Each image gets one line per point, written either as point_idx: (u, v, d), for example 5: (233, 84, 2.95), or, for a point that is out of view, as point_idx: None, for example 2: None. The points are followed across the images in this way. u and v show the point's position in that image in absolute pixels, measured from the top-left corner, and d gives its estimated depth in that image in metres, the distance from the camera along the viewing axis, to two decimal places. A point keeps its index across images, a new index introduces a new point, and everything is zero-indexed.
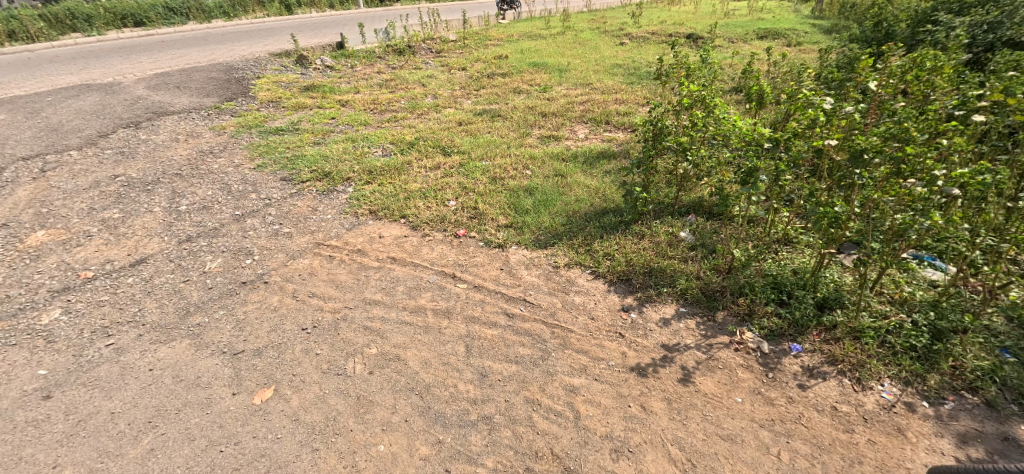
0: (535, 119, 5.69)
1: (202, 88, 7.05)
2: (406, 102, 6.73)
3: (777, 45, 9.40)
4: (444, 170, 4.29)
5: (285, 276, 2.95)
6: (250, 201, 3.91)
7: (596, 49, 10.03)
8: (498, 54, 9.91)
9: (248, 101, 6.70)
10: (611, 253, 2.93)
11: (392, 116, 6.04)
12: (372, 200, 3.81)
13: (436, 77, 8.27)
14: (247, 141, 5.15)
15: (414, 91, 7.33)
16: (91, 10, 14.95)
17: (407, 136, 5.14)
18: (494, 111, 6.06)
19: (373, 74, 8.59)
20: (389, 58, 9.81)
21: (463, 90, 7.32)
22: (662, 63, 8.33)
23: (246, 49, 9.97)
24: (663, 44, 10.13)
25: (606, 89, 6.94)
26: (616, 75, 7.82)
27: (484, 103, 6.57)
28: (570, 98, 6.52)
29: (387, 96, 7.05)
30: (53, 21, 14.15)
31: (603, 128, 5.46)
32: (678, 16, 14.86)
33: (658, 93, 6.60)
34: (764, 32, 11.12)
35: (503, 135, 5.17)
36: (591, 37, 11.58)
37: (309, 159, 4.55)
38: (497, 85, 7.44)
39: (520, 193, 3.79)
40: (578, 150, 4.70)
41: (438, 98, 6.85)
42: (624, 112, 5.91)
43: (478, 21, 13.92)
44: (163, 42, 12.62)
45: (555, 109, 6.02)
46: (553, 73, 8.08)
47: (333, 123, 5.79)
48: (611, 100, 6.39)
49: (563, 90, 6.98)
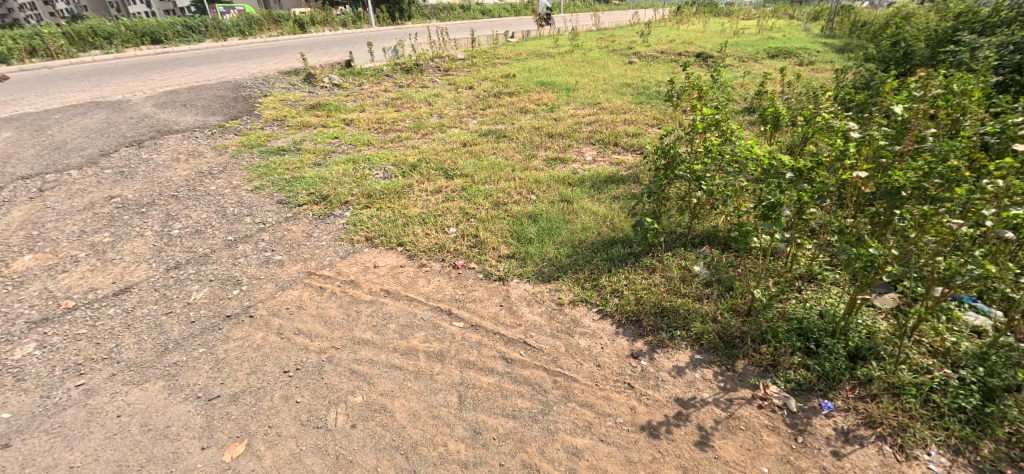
0: (541, 140, 5.55)
1: (208, 106, 7.03)
2: (411, 121, 6.64)
3: (789, 65, 9.24)
4: (445, 194, 4.13)
5: (272, 309, 2.79)
6: (244, 225, 3.77)
7: (605, 68, 9.96)
8: (506, 72, 9.87)
9: (253, 120, 6.64)
10: (620, 290, 2.73)
11: (396, 136, 5.94)
12: (369, 226, 3.65)
13: (443, 96, 8.21)
14: (247, 160, 5.04)
15: (420, 110, 7.25)
16: (112, 29, 15.28)
17: (409, 157, 5.02)
18: (500, 131, 5.93)
19: (379, 92, 8.56)
20: (396, 77, 9.81)
21: (470, 109, 7.23)
22: (672, 83, 8.21)
23: (256, 67, 10.02)
24: (673, 63, 10.03)
25: (615, 109, 6.81)
26: (625, 94, 7.69)
27: (490, 122, 6.46)
28: (577, 118, 6.39)
29: (392, 115, 6.97)
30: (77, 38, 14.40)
31: (611, 149, 5.29)
32: (687, 35, 14.83)
33: (668, 114, 6.45)
34: (775, 50, 10.99)
35: (508, 157, 5.02)
36: (600, 56, 11.54)
37: (307, 181, 4.42)
38: (504, 104, 7.35)
39: (523, 219, 3.61)
40: (585, 174, 4.52)
41: (444, 118, 6.75)
42: (633, 134, 5.75)
43: (486, 40, 13.98)
44: (177, 60, 12.78)
45: (562, 129, 5.88)
46: (561, 93, 7.98)
47: (336, 143, 5.69)
48: (619, 121, 6.24)
49: (570, 110, 6.85)
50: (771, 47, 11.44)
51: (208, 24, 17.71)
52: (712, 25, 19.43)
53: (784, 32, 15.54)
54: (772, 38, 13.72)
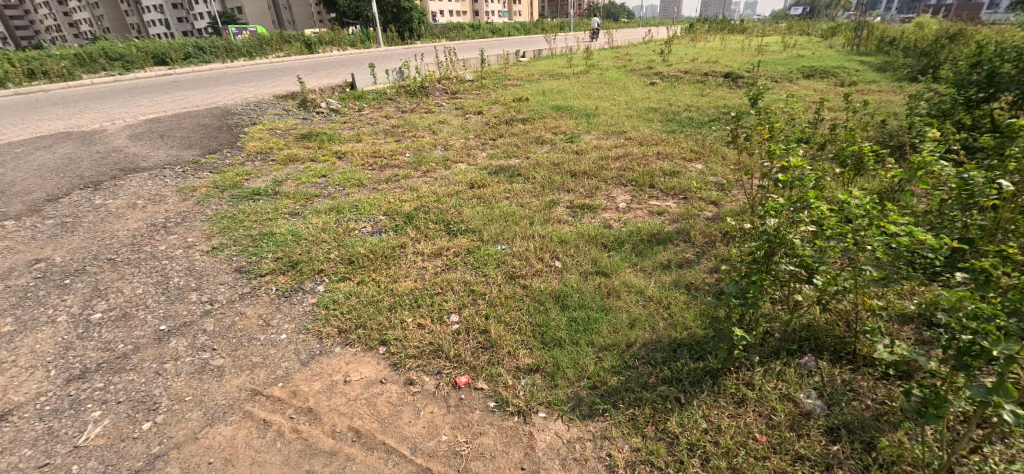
0: (562, 180, 4.69)
1: (187, 136, 6.27)
2: (412, 154, 5.82)
3: (830, 87, 8.42)
4: (446, 259, 3.26)
5: (189, 465, 1.92)
6: (186, 307, 2.92)
7: (626, 90, 9.14)
8: (517, 95, 9.13)
9: (234, 152, 5.82)
10: (701, 444, 1.83)
11: (394, 173, 5.12)
12: (347, 310, 2.78)
13: (449, 122, 7.44)
14: (213, 208, 4.21)
15: (423, 140, 6.46)
16: (124, 50, 14.93)
17: (406, 203, 4.18)
18: (514, 168, 5.08)
19: (379, 118, 7.82)
20: (400, 101, 9.10)
21: (479, 139, 6.41)
22: (703, 109, 7.37)
23: (252, 90, 9.33)
24: (699, 84, 9.20)
25: (644, 139, 5.96)
26: (653, 121, 6.83)
27: (504, 156, 5.62)
28: (603, 151, 5.53)
29: (391, 146, 6.18)
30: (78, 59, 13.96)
31: (647, 192, 4.41)
32: (708, 53, 14.07)
33: (707, 147, 5.57)
34: (809, 69, 10.13)
35: (525, 203, 4.15)
36: (618, 76, 10.75)
37: (277, 238, 3.57)
38: (517, 133, 6.52)
39: (548, 303, 2.72)
40: (621, 229, 3.63)
41: (449, 150, 5.94)
42: (670, 172, 4.87)
43: (496, 59, 13.30)
44: (175, 83, 12.19)
45: (586, 166, 5.01)
46: (581, 119, 7.16)
47: (322, 183, 4.88)
48: (651, 155, 5.38)
49: (593, 141, 6.00)
50: (803, 66, 10.59)
51: (215, 45, 17.30)
52: (731, 43, 18.67)
53: (810, 50, 14.72)
54: (802, 55, 12.89)
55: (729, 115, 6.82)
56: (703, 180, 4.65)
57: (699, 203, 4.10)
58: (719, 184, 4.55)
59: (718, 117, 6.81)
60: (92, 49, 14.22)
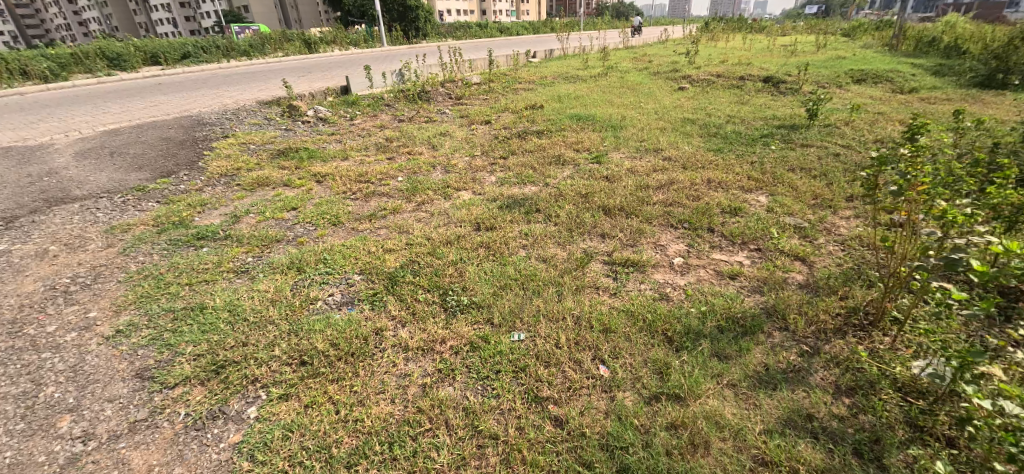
0: (595, 220, 3.66)
1: (142, 152, 5.30)
2: (407, 177, 4.81)
3: (889, 96, 7.36)
4: (440, 360, 2.26)
5: None
6: (46, 446, 1.93)
7: (652, 96, 8.10)
8: (530, 101, 8.14)
9: (193, 174, 4.85)
10: None
11: (382, 205, 4.11)
12: (283, 469, 1.79)
13: (452, 134, 6.44)
14: (141, 259, 3.23)
15: (420, 157, 5.48)
16: (122, 49, 14.24)
17: (389, 256, 3.17)
18: (531, 199, 4.06)
19: (373, 128, 6.84)
20: (398, 107, 8.12)
21: (486, 157, 5.39)
22: (749, 122, 6.30)
23: (234, 95, 8.39)
24: (736, 92, 8.13)
25: (686, 160, 4.93)
26: (693, 136, 5.78)
27: (517, 181, 4.60)
28: (639, 176, 4.50)
29: (382, 166, 5.21)
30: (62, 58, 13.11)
31: (706, 241, 3.39)
32: (737, 54, 12.98)
33: (768, 173, 4.53)
34: (858, 74, 9.02)
35: (548, 257, 3.14)
36: (641, 80, 9.69)
37: (207, 317, 2.57)
38: (532, 149, 5.50)
39: (598, 466, 1.74)
40: (685, 306, 2.62)
41: (451, 172, 4.95)
42: (729, 209, 3.85)
43: (504, 60, 12.27)
44: (160, 85, 11.29)
45: (622, 199, 3.98)
46: (605, 131, 6.15)
47: (290, 220, 3.88)
48: (698, 182, 4.35)
49: (624, 162, 4.98)
50: (849, 70, 9.50)
51: (216, 44, 16.46)
52: (757, 44, 17.52)
53: (847, 51, 13.58)
54: (842, 57, 11.75)
55: (782, 130, 5.77)
56: (776, 222, 3.61)
57: (781, 262, 3.08)
58: (797, 229, 3.52)
59: (769, 131, 5.75)
60: (88, 49, 13.49)
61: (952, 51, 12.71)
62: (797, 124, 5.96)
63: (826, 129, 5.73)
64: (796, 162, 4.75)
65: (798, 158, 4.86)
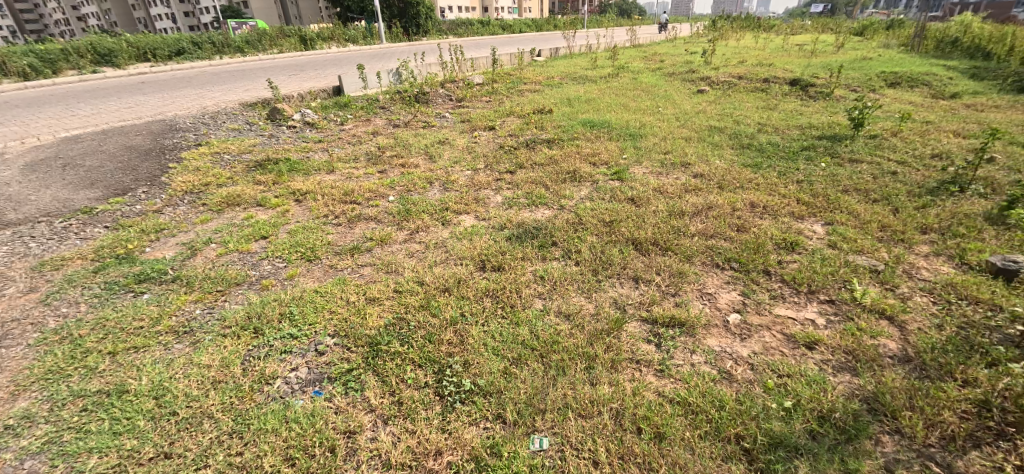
0: (624, 259, 3.03)
1: (99, 164, 4.64)
2: (399, 195, 4.16)
3: (930, 103, 6.74)
4: None
5: None
6: None
7: (670, 100, 7.47)
8: (538, 104, 7.51)
9: (154, 192, 4.21)
10: None
11: (369, 233, 3.47)
12: None
13: (453, 142, 5.79)
14: (63, 311, 2.58)
15: (416, 170, 4.84)
16: (113, 45, 13.66)
17: (372, 309, 2.53)
18: (545, 228, 3.43)
19: (366, 134, 6.19)
20: (394, 109, 7.48)
21: (491, 170, 4.76)
22: (784, 131, 5.65)
23: (216, 96, 7.74)
24: (762, 96, 7.48)
25: (721, 178, 4.29)
26: (724, 147, 5.14)
27: (528, 202, 3.96)
28: (670, 199, 3.86)
29: (373, 180, 4.57)
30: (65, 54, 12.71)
31: (764, 288, 2.76)
32: (753, 54, 12.32)
33: (820, 196, 3.90)
34: (890, 77, 8.38)
35: (571, 313, 2.51)
36: (656, 81, 9.04)
37: (124, 408, 1.93)
38: (543, 161, 4.86)
39: None
40: (756, 396, 2.00)
41: (452, 188, 4.31)
42: (783, 244, 3.21)
43: (508, 59, 11.60)
44: (143, 83, 10.65)
45: (654, 230, 3.34)
46: (623, 140, 5.51)
47: (257, 253, 3.24)
48: (739, 207, 3.71)
49: (650, 179, 4.35)
50: (878, 72, 8.86)
51: (211, 40, 15.84)
52: (771, 43, 16.86)
53: (868, 52, 12.93)
54: (865, 58, 11.10)
55: (824, 142, 5.13)
56: (843, 263, 2.98)
57: (865, 323, 2.46)
58: (872, 273, 2.89)
59: (809, 143, 5.11)
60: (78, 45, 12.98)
61: (980, 51, 12.04)
62: (839, 134, 5.32)
63: (873, 142, 5.09)
64: (848, 183, 4.12)
65: (850, 177, 4.23)
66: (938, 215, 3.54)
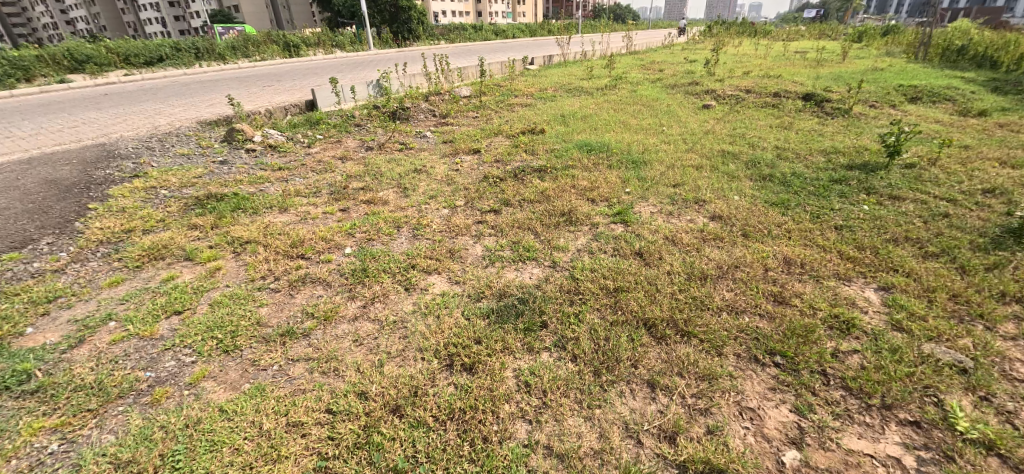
0: (635, 350, 2.34)
1: (5, 205, 3.92)
2: (358, 246, 3.44)
3: (960, 123, 6.13)
4: None
5: None
6: None
7: (674, 117, 6.82)
8: (529, 121, 6.83)
9: (61, 242, 3.48)
10: None
11: (312, 306, 2.76)
12: None
13: (431, 169, 5.09)
14: None
15: (384, 207, 4.13)
16: (91, 51, 12.96)
17: (291, 449, 1.86)
18: (534, 297, 2.72)
19: (334, 158, 5.48)
20: (371, 127, 6.78)
21: (473, 208, 4.06)
22: (806, 157, 4.99)
23: (174, 114, 7.00)
24: (774, 113, 6.84)
25: (744, 223, 3.61)
26: (743, 179, 4.46)
27: (513, 255, 3.25)
28: (687, 253, 3.18)
29: (332, 222, 3.87)
30: (50, 62, 12.13)
31: (823, 402, 2.09)
32: (756, 63, 11.75)
33: (865, 250, 3.25)
34: (909, 91, 7.79)
35: (567, 452, 1.84)
36: (657, 94, 8.39)
37: None
38: (533, 197, 4.17)
39: None
40: None
41: (423, 234, 3.60)
42: (834, 326, 2.54)
43: (499, 68, 10.93)
44: (105, 96, 9.88)
45: (670, 303, 2.65)
46: (625, 169, 4.84)
47: (162, 340, 2.50)
48: (771, 267, 3.04)
49: (659, 223, 3.68)
50: (894, 85, 8.28)
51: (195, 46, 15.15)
52: (771, 50, 16.35)
53: (875, 61, 12.41)
54: (876, 68, 10.56)
55: (855, 173, 4.47)
56: (917, 357, 2.33)
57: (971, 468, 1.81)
58: (959, 373, 2.23)
59: (839, 174, 4.45)
60: (55, 51, 12.31)
61: (991, 60, 11.57)
62: (870, 163, 4.68)
63: (911, 174, 4.45)
64: (895, 231, 3.46)
65: (896, 222, 3.57)
66: (1017, 278, 2.89)
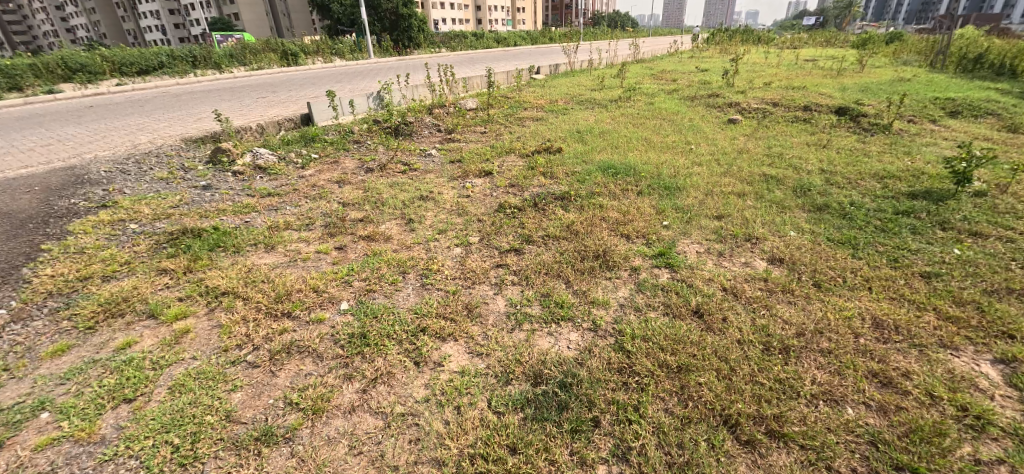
0: (719, 465, 1.80)
1: None
2: (356, 299, 2.87)
3: (1014, 140, 5.61)
4: None
5: None
6: None
7: (699, 133, 6.31)
8: (542, 138, 6.31)
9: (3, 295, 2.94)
10: None
11: (297, 390, 2.20)
12: None
13: (439, 196, 4.54)
14: None
15: (387, 245, 3.58)
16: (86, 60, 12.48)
17: None
18: (577, 381, 2.17)
19: (330, 182, 4.94)
20: (371, 144, 6.24)
21: (490, 247, 3.51)
22: (858, 182, 4.46)
23: (158, 130, 6.48)
24: (807, 128, 6.32)
25: (812, 268, 3.06)
26: (795, 210, 3.92)
27: (543, 313, 2.69)
28: (755, 312, 2.62)
29: (326, 265, 3.32)
30: (41, 70, 11.62)
31: None
32: (772, 73, 11.29)
33: (966, 306, 2.69)
34: (946, 104, 7.28)
35: None
36: (676, 107, 7.88)
37: None
38: (558, 232, 3.62)
39: None
40: None
41: (433, 282, 3.04)
42: (964, 421, 2.00)
43: (505, 78, 10.43)
44: (91, 108, 9.35)
45: (751, 389, 2.09)
46: (658, 196, 4.30)
47: (101, 445, 1.98)
48: (860, 331, 2.49)
49: (711, 268, 3.13)
50: (926, 98, 7.79)
51: (193, 54, 14.68)
52: (782, 59, 15.91)
53: (895, 71, 11.94)
54: (900, 78, 10.07)
55: (921, 202, 3.93)
56: None
57: None
58: None
59: (904, 204, 3.91)
60: (48, 60, 11.82)
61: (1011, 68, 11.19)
62: (935, 190, 4.14)
63: (985, 203, 3.92)
64: (994, 279, 2.91)
65: (991, 268, 3.02)
66: None
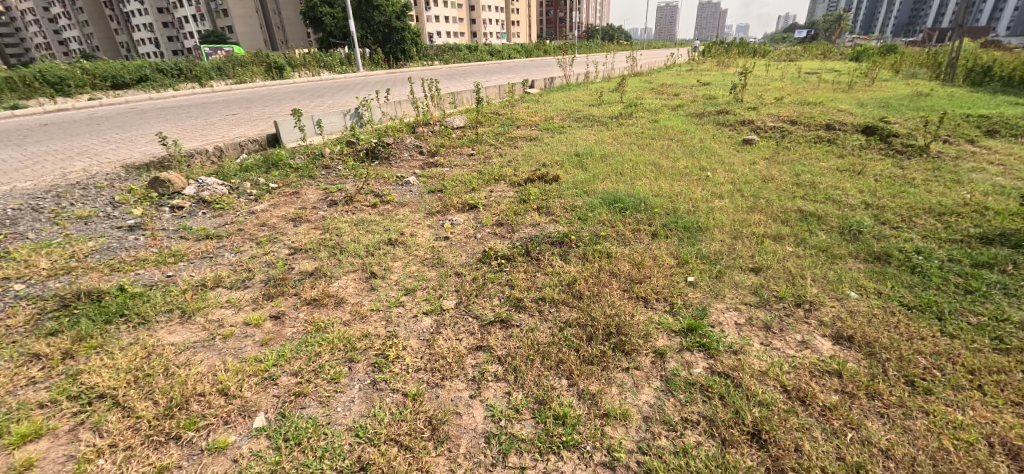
0: None
1: None
2: (279, 409, 2.07)
3: None
4: None
5: None
6: None
7: (713, 156, 5.60)
8: (537, 162, 5.58)
9: None
10: None
11: None
12: None
13: (412, 238, 3.76)
14: None
15: (336, 313, 2.78)
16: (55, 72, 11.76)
17: None
18: None
19: (286, 219, 4.16)
20: (341, 170, 5.48)
21: (469, 315, 2.72)
22: (914, 221, 3.73)
23: (100, 154, 5.68)
24: (834, 150, 5.62)
25: (896, 355, 2.29)
26: (849, 261, 3.16)
27: (537, 435, 1.91)
28: (839, 438, 1.85)
29: (251, 346, 2.51)
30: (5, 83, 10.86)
31: None
32: (779, 87, 10.66)
33: None
34: (980, 122, 6.61)
35: None
36: (683, 124, 7.20)
37: None
38: (556, 294, 2.84)
39: None
40: None
41: (389, 377, 2.24)
42: None
43: (497, 92, 9.73)
44: (45, 126, 8.55)
45: None
46: (676, 239, 3.54)
47: None
48: (994, 470, 1.73)
49: (762, 351, 2.35)
50: (955, 115, 7.13)
51: (174, 67, 13.99)
52: (784, 72, 15.39)
53: (906, 84, 11.34)
54: (917, 92, 9.45)
55: (1001, 251, 3.20)
56: None
57: None
58: None
59: (982, 253, 3.17)
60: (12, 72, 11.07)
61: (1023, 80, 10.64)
62: (1013, 233, 3.41)
63: None
64: None
65: None
66: None
